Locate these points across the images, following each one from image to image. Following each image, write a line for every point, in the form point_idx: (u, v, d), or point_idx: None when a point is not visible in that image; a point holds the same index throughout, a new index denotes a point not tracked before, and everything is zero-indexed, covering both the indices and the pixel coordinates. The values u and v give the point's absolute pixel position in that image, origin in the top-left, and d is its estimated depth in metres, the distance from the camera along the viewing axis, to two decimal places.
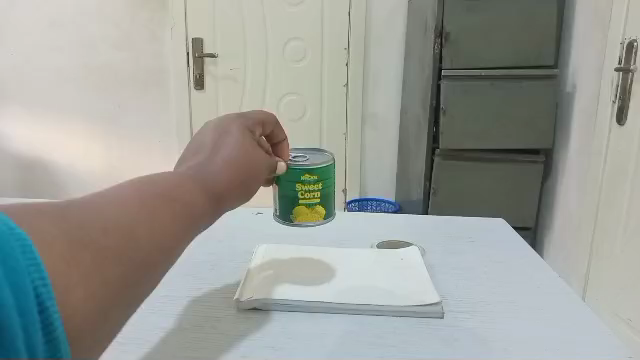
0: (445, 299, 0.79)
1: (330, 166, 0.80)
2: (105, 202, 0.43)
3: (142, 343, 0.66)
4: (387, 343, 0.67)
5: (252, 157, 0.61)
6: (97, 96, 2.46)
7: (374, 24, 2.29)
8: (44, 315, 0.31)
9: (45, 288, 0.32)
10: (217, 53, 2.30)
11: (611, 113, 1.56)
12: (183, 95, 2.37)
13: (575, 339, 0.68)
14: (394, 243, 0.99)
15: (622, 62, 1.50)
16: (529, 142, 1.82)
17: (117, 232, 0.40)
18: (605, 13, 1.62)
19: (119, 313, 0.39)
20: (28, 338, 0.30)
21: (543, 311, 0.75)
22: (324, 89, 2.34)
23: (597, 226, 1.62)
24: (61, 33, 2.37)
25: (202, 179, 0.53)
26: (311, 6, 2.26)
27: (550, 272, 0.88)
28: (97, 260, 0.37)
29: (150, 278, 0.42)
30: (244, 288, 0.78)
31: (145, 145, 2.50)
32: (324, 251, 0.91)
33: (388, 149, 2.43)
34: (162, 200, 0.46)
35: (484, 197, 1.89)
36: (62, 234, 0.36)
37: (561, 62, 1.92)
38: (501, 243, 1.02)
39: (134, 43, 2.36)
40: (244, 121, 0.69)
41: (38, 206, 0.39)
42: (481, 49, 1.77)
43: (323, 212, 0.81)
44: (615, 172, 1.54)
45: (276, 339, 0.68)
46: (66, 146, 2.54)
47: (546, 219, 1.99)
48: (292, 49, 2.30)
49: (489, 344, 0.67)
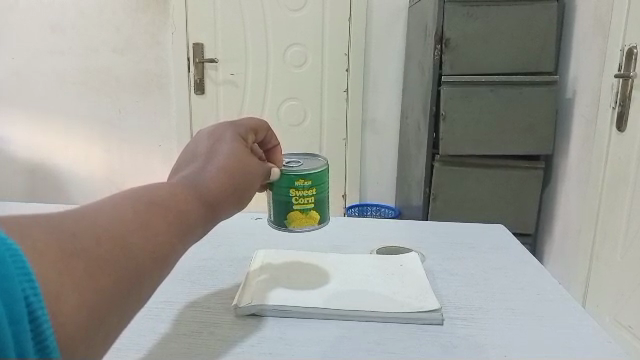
0: (444, 305, 0.79)
1: (323, 171, 0.80)
2: (98, 212, 0.43)
3: (138, 348, 0.66)
4: (386, 349, 0.67)
5: (248, 165, 0.61)
6: (97, 100, 2.46)
7: (374, 30, 2.29)
8: (34, 324, 0.31)
9: (36, 298, 0.32)
10: (217, 58, 2.30)
11: (611, 119, 1.56)
12: (183, 100, 2.37)
13: (575, 345, 0.68)
14: (393, 249, 0.99)
15: (622, 68, 1.50)
16: (529, 147, 1.83)
17: (110, 240, 0.40)
18: (605, 19, 1.62)
19: (112, 321, 0.39)
20: (19, 347, 0.30)
21: (544, 317, 0.75)
22: (324, 94, 2.34)
23: (597, 231, 1.62)
24: (61, 37, 2.38)
25: (197, 187, 0.53)
26: (312, 12, 2.27)
27: (550, 278, 0.88)
28: (90, 268, 0.38)
29: (143, 286, 0.42)
30: (242, 294, 0.78)
31: (145, 149, 2.51)
32: (323, 256, 0.91)
33: (388, 154, 2.43)
34: (156, 209, 0.46)
35: (484, 202, 1.89)
36: (55, 243, 0.37)
37: (561, 67, 1.92)
38: (500, 248, 1.02)
39: (134, 47, 2.37)
40: (237, 128, 0.69)
41: (31, 216, 0.39)
42: (480, 55, 1.77)
43: (317, 217, 0.81)
44: (615, 177, 1.54)
45: (273, 345, 0.67)
46: (66, 150, 2.54)
47: (546, 224, 1.99)
48: (292, 54, 2.31)
49: (488, 350, 0.67)
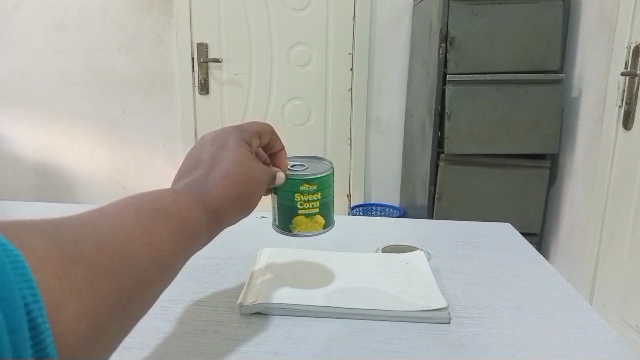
0: (451, 304, 0.79)
1: (329, 175, 0.80)
2: (102, 218, 0.43)
3: (143, 347, 0.66)
4: (394, 348, 0.67)
5: (251, 171, 0.60)
6: (102, 101, 2.47)
7: (379, 29, 2.29)
8: (33, 331, 0.31)
9: (36, 304, 0.32)
10: (221, 57, 2.31)
11: (618, 117, 1.55)
12: (187, 99, 2.38)
13: (584, 345, 0.67)
14: (397, 247, 0.98)
15: (629, 66, 1.49)
16: (534, 146, 1.82)
17: (111, 248, 0.40)
18: (611, 16, 1.60)
19: (112, 329, 0.39)
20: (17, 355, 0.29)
21: (553, 317, 0.75)
22: (327, 95, 2.34)
23: (604, 229, 1.61)
24: (66, 37, 2.39)
25: (199, 195, 0.52)
26: (315, 11, 2.27)
27: (558, 277, 0.87)
28: (90, 275, 0.37)
29: (145, 295, 0.42)
30: (247, 292, 0.78)
31: (149, 149, 2.51)
32: (328, 255, 0.91)
33: (392, 153, 2.43)
34: (159, 216, 0.46)
35: (489, 200, 1.88)
36: (55, 249, 0.37)
37: (567, 65, 1.91)
38: (507, 247, 1.01)
39: (139, 47, 2.37)
40: (241, 133, 0.69)
41: (32, 222, 0.39)
42: (485, 53, 1.76)
43: (322, 221, 0.81)
44: (622, 176, 1.52)
45: (280, 344, 0.67)
46: (70, 150, 2.55)
47: (552, 222, 1.98)
48: (296, 53, 2.31)
49: (495, 349, 0.67)
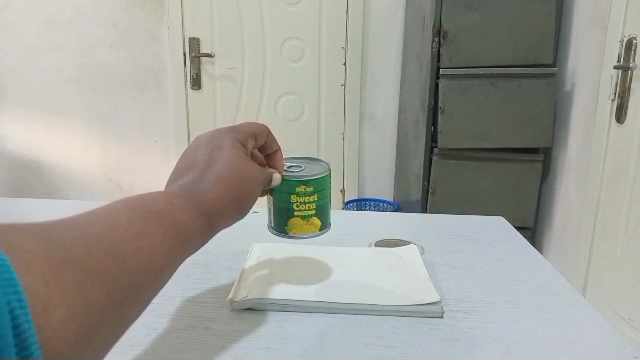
0: (444, 298, 0.79)
1: (325, 177, 0.80)
2: (92, 221, 0.42)
3: (134, 344, 0.66)
4: (386, 343, 0.67)
5: (246, 172, 0.60)
6: (95, 97, 2.45)
7: (371, 24, 2.28)
8: (19, 338, 0.31)
9: (22, 309, 0.31)
10: (213, 53, 2.29)
11: (611, 110, 1.55)
12: (180, 96, 2.36)
13: (578, 340, 0.68)
14: (391, 241, 0.98)
15: (621, 60, 1.49)
16: (527, 139, 1.82)
17: (102, 250, 0.40)
18: (604, 9, 1.61)
19: (102, 334, 0.39)
20: None
21: (546, 311, 0.75)
22: (322, 90, 2.34)
23: (597, 221, 1.62)
24: (57, 33, 2.36)
25: (194, 198, 0.52)
26: (308, 6, 2.25)
27: (550, 270, 0.88)
28: (80, 280, 0.37)
29: (137, 297, 0.41)
30: (239, 288, 0.78)
31: (143, 146, 2.49)
32: (321, 250, 0.91)
33: (386, 148, 2.43)
34: (151, 218, 0.46)
35: (482, 193, 1.89)
36: (44, 254, 0.36)
37: (560, 58, 1.91)
38: (500, 241, 1.01)
39: (131, 43, 2.35)
40: (236, 134, 0.68)
41: (21, 226, 0.38)
42: (479, 47, 1.76)
43: (318, 223, 0.81)
44: (615, 168, 1.53)
45: (271, 340, 0.67)
46: (63, 147, 2.53)
47: (545, 215, 1.99)
48: (290, 49, 2.30)
49: (490, 343, 0.67)
